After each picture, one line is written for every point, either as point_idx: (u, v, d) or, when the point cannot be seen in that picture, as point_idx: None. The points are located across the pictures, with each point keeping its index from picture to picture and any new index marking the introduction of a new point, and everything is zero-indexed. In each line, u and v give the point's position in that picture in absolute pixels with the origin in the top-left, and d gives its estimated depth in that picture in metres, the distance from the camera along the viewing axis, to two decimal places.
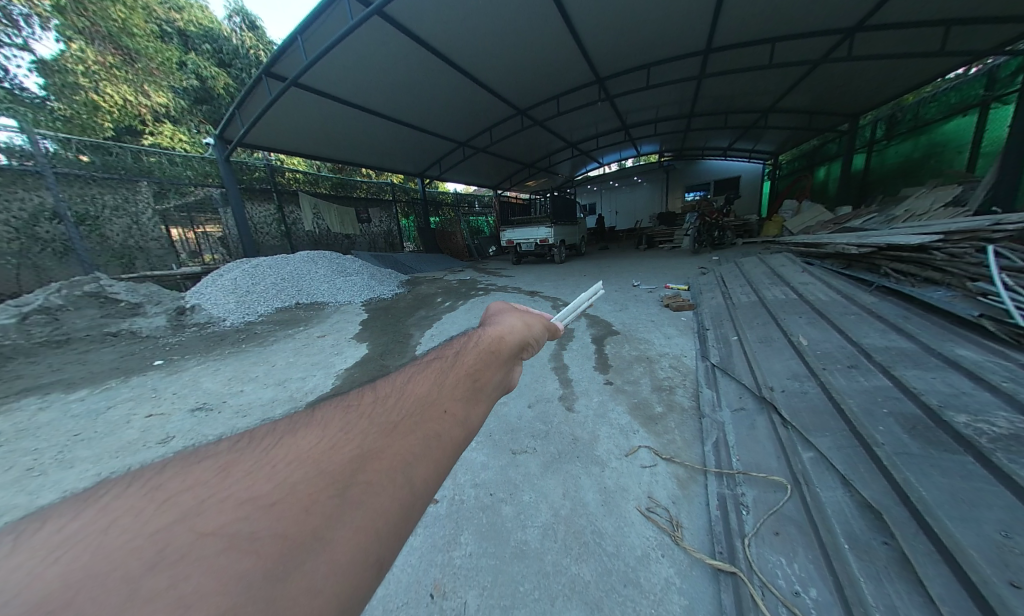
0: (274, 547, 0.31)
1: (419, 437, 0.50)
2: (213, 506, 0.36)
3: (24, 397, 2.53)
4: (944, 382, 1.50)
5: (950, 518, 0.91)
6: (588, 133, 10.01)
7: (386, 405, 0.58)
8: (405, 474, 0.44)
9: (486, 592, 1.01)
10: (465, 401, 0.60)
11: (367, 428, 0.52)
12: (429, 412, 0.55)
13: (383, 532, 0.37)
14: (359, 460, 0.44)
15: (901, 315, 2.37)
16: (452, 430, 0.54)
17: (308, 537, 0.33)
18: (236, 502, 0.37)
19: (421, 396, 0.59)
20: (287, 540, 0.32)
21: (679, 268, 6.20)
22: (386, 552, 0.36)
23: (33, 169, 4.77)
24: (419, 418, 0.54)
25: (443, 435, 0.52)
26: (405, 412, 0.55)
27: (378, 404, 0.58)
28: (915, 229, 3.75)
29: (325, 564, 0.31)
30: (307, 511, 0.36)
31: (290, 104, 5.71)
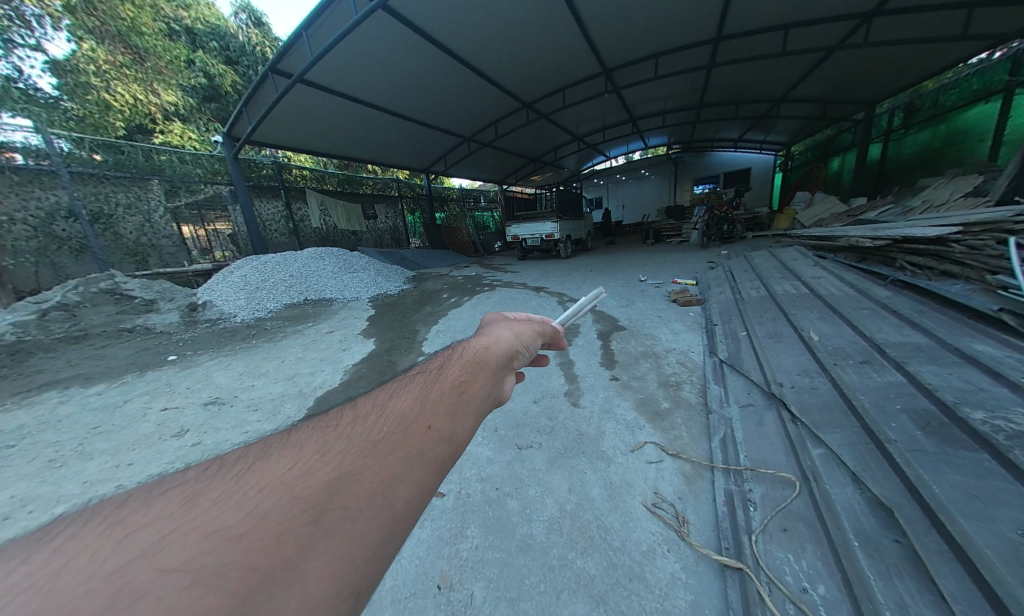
0: (238, 576, 0.27)
1: (402, 456, 0.47)
2: (173, 540, 0.31)
3: (46, 391, 2.62)
4: (960, 378, 1.46)
5: (964, 516, 0.89)
6: (594, 125, 9.86)
7: (369, 426, 0.55)
8: (387, 494, 0.41)
9: (493, 584, 1.03)
10: (451, 416, 0.57)
11: (348, 451, 0.48)
12: (414, 429, 0.52)
13: (362, 561, 0.33)
14: (337, 484, 0.41)
15: (916, 309, 2.30)
16: (438, 447, 0.51)
17: (278, 568, 0.29)
18: (201, 534, 0.32)
19: (405, 414, 0.57)
20: (255, 570, 0.28)
21: (687, 262, 6.11)
22: (366, 583, 0.31)
23: (49, 168, 4.88)
24: (403, 436, 0.51)
25: (428, 453, 0.49)
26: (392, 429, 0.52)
27: (364, 425, 0.55)
28: (934, 220, 3.63)
29: (298, 592, 0.27)
30: (278, 540, 0.32)
31: (296, 101, 5.73)
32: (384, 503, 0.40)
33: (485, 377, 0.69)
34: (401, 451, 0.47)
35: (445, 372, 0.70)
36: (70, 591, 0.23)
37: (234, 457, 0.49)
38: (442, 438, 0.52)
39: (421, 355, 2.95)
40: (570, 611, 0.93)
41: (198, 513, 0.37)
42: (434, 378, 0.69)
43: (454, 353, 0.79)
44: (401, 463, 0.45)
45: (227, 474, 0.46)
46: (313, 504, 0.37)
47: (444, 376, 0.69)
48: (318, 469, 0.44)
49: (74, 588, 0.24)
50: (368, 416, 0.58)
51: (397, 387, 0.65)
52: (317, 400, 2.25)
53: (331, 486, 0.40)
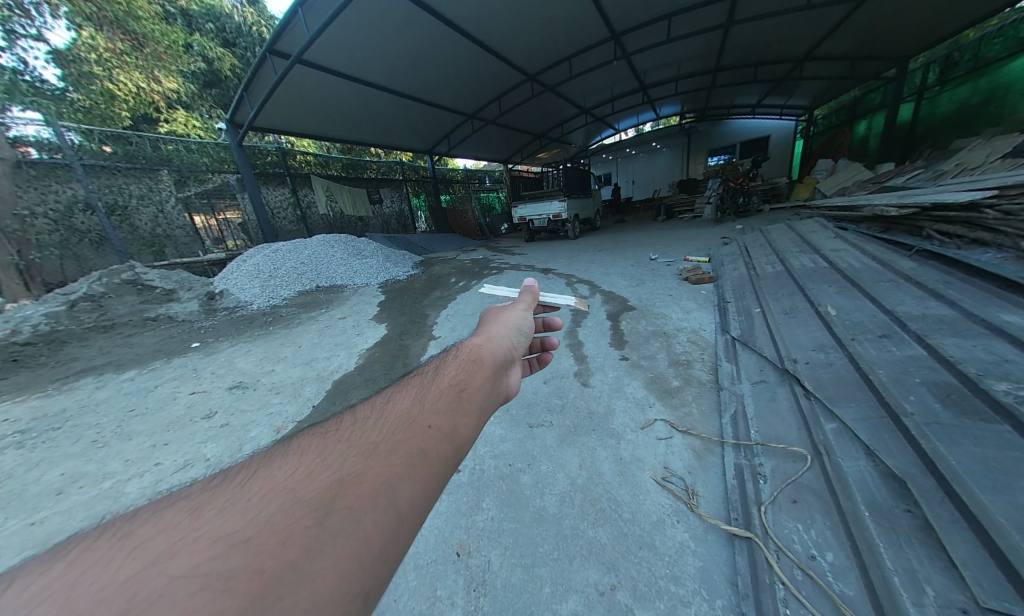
0: (248, 580, 0.29)
1: (403, 456, 0.47)
2: (184, 547, 0.33)
3: (83, 377, 2.79)
4: (985, 349, 1.41)
5: (979, 486, 0.88)
6: (602, 96, 9.39)
7: (369, 429, 0.55)
8: (389, 493, 0.42)
9: (508, 552, 1.08)
10: (452, 414, 0.57)
11: (350, 454, 0.49)
12: (414, 429, 0.53)
13: (368, 562, 0.34)
14: (339, 487, 0.42)
15: (941, 280, 2.21)
16: (440, 445, 0.51)
17: (284, 571, 0.30)
18: (209, 541, 0.33)
19: (404, 415, 0.57)
20: (263, 573, 0.30)
21: (700, 239, 5.93)
22: (373, 582, 0.33)
23: (62, 162, 4.95)
24: (402, 438, 0.51)
25: (431, 452, 0.50)
26: (392, 433, 0.53)
27: (364, 429, 0.55)
28: (967, 185, 3.41)
29: (306, 593, 0.28)
30: (283, 544, 0.33)
31: (295, 84, 5.61)
32: (388, 501, 0.41)
33: (484, 373, 0.69)
34: (401, 453, 0.48)
35: (442, 372, 0.69)
36: (88, 602, 0.24)
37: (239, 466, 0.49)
38: (444, 435, 0.53)
39: (433, 339, 3.00)
40: (582, 576, 0.98)
41: (206, 522, 0.38)
42: (432, 379, 0.68)
43: (451, 350, 0.79)
44: (402, 463, 0.46)
45: (232, 482, 0.46)
46: (316, 507, 0.39)
47: (442, 374, 0.69)
48: (319, 474, 0.45)
49: (92, 597, 0.25)
50: (368, 419, 0.58)
51: (395, 390, 0.64)
52: (335, 383, 2.34)
53: (333, 490, 0.41)
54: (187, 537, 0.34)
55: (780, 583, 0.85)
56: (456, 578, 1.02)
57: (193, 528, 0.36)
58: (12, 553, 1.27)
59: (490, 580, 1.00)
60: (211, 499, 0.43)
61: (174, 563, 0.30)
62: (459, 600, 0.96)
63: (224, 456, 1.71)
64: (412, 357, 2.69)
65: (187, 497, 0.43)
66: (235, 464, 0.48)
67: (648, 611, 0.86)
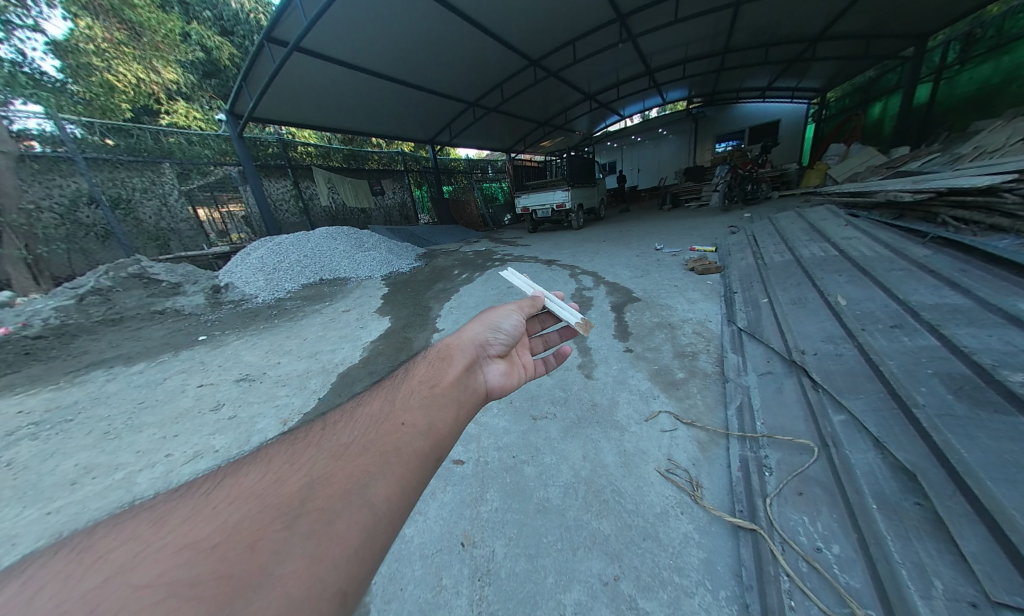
0: (213, 585, 0.28)
1: (377, 455, 0.48)
2: (146, 560, 0.32)
3: (93, 369, 2.85)
4: (1001, 339, 1.36)
5: (993, 479, 0.86)
6: (607, 81, 9.14)
7: (342, 432, 0.55)
8: (364, 492, 0.43)
9: (513, 543, 1.09)
10: (427, 412, 0.59)
11: (321, 458, 0.49)
12: (388, 429, 0.54)
13: (341, 560, 0.35)
14: (311, 489, 0.42)
15: (957, 268, 2.14)
16: (414, 442, 0.53)
17: (250, 576, 0.30)
18: (174, 551, 0.33)
19: (378, 416, 0.58)
20: (229, 578, 0.29)
21: (706, 228, 5.82)
22: (349, 580, 0.34)
23: (65, 155, 4.95)
24: (377, 437, 0.52)
25: (405, 447, 0.52)
26: (366, 436, 0.53)
27: (335, 433, 0.55)
28: (985, 169, 3.28)
29: (275, 594, 0.29)
30: (249, 550, 0.33)
31: (293, 73, 5.52)
32: (363, 500, 0.42)
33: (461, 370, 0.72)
34: (375, 452, 0.49)
35: (417, 373, 0.71)
36: None
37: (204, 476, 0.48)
38: (418, 432, 0.55)
39: (437, 332, 2.99)
40: (586, 566, 0.98)
41: (170, 532, 0.37)
42: (408, 378, 0.70)
43: (427, 352, 0.81)
44: (377, 462, 0.47)
45: (196, 492, 0.45)
46: (286, 510, 0.39)
47: (416, 375, 0.70)
48: (289, 478, 0.45)
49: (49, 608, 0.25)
50: (339, 423, 0.58)
51: (369, 393, 0.65)
52: (340, 376, 2.36)
53: (303, 493, 0.41)
54: (148, 551, 0.33)
55: (785, 574, 0.85)
56: (460, 568, 1.03)
57: (152, 542, 0.35)
58: (31, 539, 1.31)
59: (495, 569, 1.02)
60: (174, 512, 0.42)
61: (133, 576, 0.29)
62: (464, 589, 0.98)
63: (232, 448, 1.73)
64: (416, 350, 2.68)
65: (150, 510, 0.42)
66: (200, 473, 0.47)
67: (652, 601, 0.87)
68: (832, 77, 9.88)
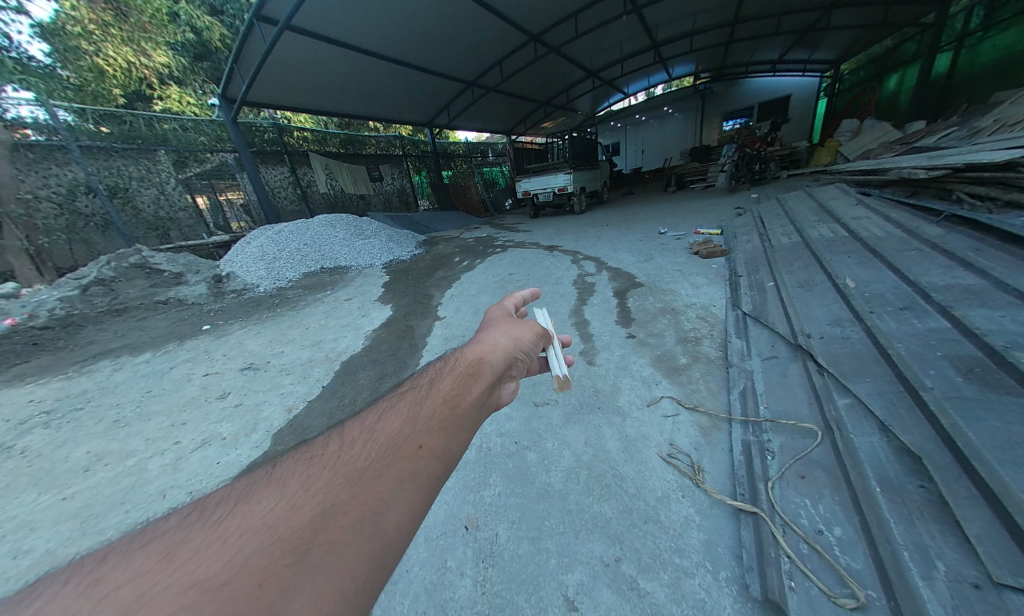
0: None
1: (391, 484, 0.47)
2: (152, 597, 0.31)
3: (100, 359, 2.88)
4: (1015, 319, 1.32)
5: (1001, 462, 0.83)
6: (610, 56, 8.77)
7: (357, 452, 0.54)
8: (373, 523, 0.41)
9: (516, 526, 1.11)
10: (443, 432, 0.57)
11: (333, 481, 0.48)
12: (402, 451, 0.52)
13: (350, 594, 0.34)
14: (323, 519, 0.41)
15: (972, 247, 2.07)
16: (427, 465, 0.51)
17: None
18: (182, 588, 0.32)
19: (392, 436, 0.56)
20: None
21: (712, 211, 5.68)
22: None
23: (58, 143, 4.87)
24: (390, 461, 0.50)
25: (421, 474, 0.50)
26: (381, 456, 0.52)
27: (350, 453, 0.54)
28: (1005, 142, 3.14)
29: None
30: (259, 587, 0.31)
31: (285, 54, 5.32)
32: (372, 530, 0.40)
33: (480, 386, 0.69)
34: (387, 478, 0.47)
35: (434, 385, 0.69)
36: None
37: (220, 498, 0.48)
38: (435, 454, 0.53)
39: (438, 320, 2.97)
40: (588, 548, 1.00)
41: (179, 568, 0.36)
42: (423, 394, 0.68)
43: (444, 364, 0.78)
44: (391, 489, 0.46)
45: (211, 518, 0.45)
46: (297, 543, 0.37)
47: (433, 389, 0.68)
48: (301, 504, 0.44)
49: None
50: (354, 441, 0.57)
51: (385, 407, 0.64)
52: (343, 365, 2.38)
53: (314, 523, 0.40)
54: (156, 587, 0.32)
55: (785, 557, 0.85)
56: (464, 550, 1.06)
57: (160, 577, 0.34)
58: (49, 522, 1.36)
59: (498, 551, 1.03)
60: (182, 541, 0.40)
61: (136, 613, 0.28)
62: (467, 570, 1.00)
63: (238, 436, 1.77)
64: (418, 338, 2.68)
65: (163, 535, 0.41)
66: (218, 494, 0.47)
67: (652, 581, 0.89)
68: (847, 47, 9.41)
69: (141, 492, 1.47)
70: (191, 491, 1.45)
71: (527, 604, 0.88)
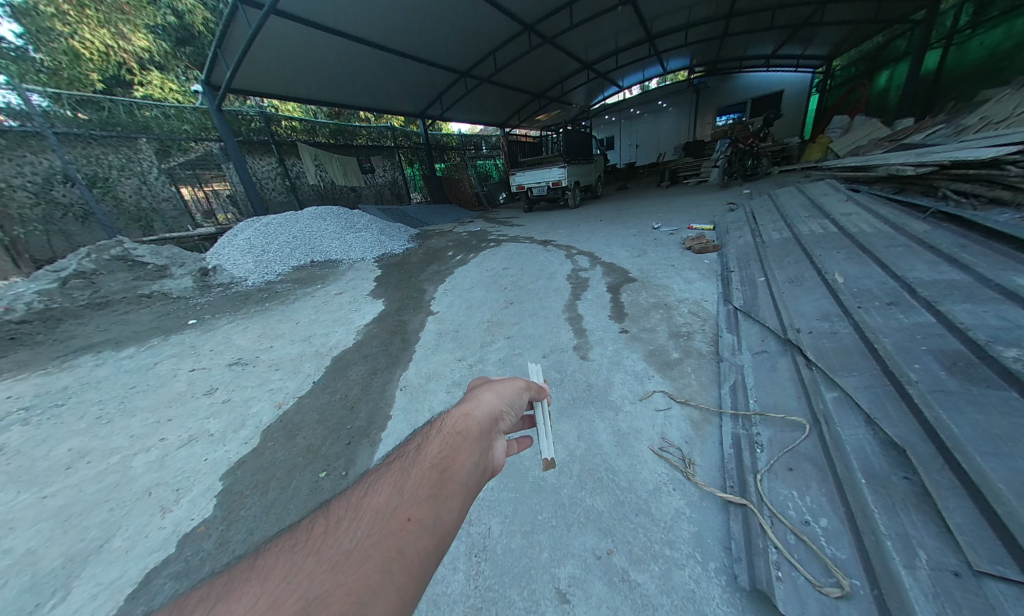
0: None
1: (376, 570, 0.34)
2: None
3: (82, 354, 2.79)
4: (997, 314, 1.35)
5: (982, 454, 0.85)
6: (605, 48, 8.68)
7: (337, 537, 0.40)
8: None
9: (508, 520, 1.11)
10: (432, 501, 0.45)
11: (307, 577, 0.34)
12: (392, 528, 0.40)
13: None
14: None
15: (957, 244, 2.11)
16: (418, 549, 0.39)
17: None
18: None
19: (380, 510, 0.43)
20: None
21: (705, 206, 5.71)
22: None
23: (33, 130, 4.65)
24: (377, 543, 0.38)
25: (409, 559, 0.37)
26: (366, 540, 0.39)
27: (325, 542, 0.40)
28: (990, 140, 3.20)
29: None
30: None
31: (271, 40, 5.13)
32: None
33: (473, 445, 0.57)
34: (372, 562, 0.35)
35: (425, 446, 0.57)
36: None
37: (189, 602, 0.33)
38: (426, 528, 0.41)
39: (431, 315, 2.95)
40: (580, 541, 1.01)
41: None
42: (413, 456, 0.55)
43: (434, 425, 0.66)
44: (377, 576, 0.34)
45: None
46: None
47: (425, 451, 0.56)
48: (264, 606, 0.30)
49: None
50: (334, 524, 0.43)
51: (371, 474, 0.51)
52: (334, 360, 2.34)
53: None
54: None
55: (773, 547, 0.87)
56: (457, 545, 1.05)
57: None
58: (28, 520, 1.32)
59: (491, 546, 1.03)
60: None
61: None
62: (460, 565, 1.00)
63: (227, 432, 1.73)
64: (410, 333, 2.66)
65: None
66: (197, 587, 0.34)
67: (643, 572, 0.90)
68: (840, 43, 9.46)
69: (125, 490, 1.43)
70: (178, 489, 1.41)
71: (520, 598, 0.88)
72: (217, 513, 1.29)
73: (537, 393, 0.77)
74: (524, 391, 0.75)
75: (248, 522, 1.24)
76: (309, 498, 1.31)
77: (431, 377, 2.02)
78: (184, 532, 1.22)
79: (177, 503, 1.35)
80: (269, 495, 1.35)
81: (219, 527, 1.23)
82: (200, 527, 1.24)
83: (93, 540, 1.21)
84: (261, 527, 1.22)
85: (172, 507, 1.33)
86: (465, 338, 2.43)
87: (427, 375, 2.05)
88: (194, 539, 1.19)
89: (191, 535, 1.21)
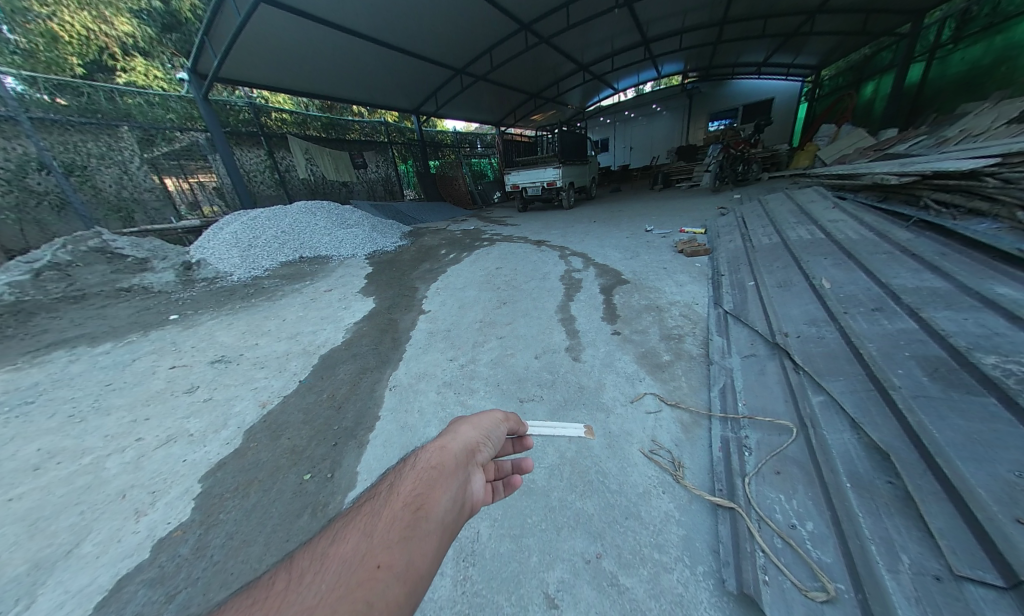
0: None
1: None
2: None
3: (55, 350, 2.66)
4: (976, 322, 1.39)
5: (961, 459, 0.87)
6: (601, 50, 8.73)
7: (298, 587, 0.35)
8: None
9: (498, 523, 1.09)
10: (405, 542, 0.40)
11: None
12: (361, 572, 0.35)
13: None
14: None
15: (938, 252, 2.18)
16: (394, 593, 0.34)
17: None
18: None
19: (347, 558, 0.38)
20: None
21: (696, 210, 5.78)
22: None
23: (6, 115, 4.42)
24: (345, 591, 0.33)
25: (379, 605, 0.33)
26: (333, 590, 0.34)
27: (286, 595, 0.34)
28: (969, 152, 3.32)
29: None
30: None
31: (262, 29, 5.00)
32: None
33: (450, 479, 0.52)
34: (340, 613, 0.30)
35: (398, 484, 0.51)
36: None
37: None
38: (398, 573, 0.37)
39: (423, 314, 2.91)
40: (569, 545, 1.00)
41: None
42: (385, 496, 0.50)
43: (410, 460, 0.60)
44: None
45: None
46: None
47: (397, 489, 0.50)
48: None
49: None
50: (298, 579, 0.37)
51: (337, 519, 0.45)
52: (322, 358, 2.29)
53: None
54: None
55: (760, 551, 0.87)
56: (445, 549, 1.03)
57: None
58: None
59: (479, 551, 1.01)
60: None
61: None
62: (448, 570, 0.98)
63: (207, 432, 1.67)
64: (401, 332, 2.61)
65: None
66: None
67: (632, 576, 0.89)
68: (828, 54, 9.71)
69: (98, 492, 1.36)
70: (155, 491, 1.35)
71: (507, 602, 0.87)
72: (196, 517, 1.24)
73: (515, 426, 0.75)
74: (502, 424, 0.72)
75: (228, 526, 1.20)
76: (293, 501, 1.27)
77: (421, 377, 1.99)
78: (160, 536, 1.17)
79: (152, 506, 1.29)
80: (250, 498, 1.30)
81: (197, 531, 1.18)
82: (177, 531, 1.19)
83: (62, 545, 1.15)
84: (241, 531, 1.17)
85: (148, 511, 1.27)
86: (456, 338, 2.40)
87: (418, 375, 2.02)
88: (170, 544, 1.14)
89: (167, 540, 1.16)
